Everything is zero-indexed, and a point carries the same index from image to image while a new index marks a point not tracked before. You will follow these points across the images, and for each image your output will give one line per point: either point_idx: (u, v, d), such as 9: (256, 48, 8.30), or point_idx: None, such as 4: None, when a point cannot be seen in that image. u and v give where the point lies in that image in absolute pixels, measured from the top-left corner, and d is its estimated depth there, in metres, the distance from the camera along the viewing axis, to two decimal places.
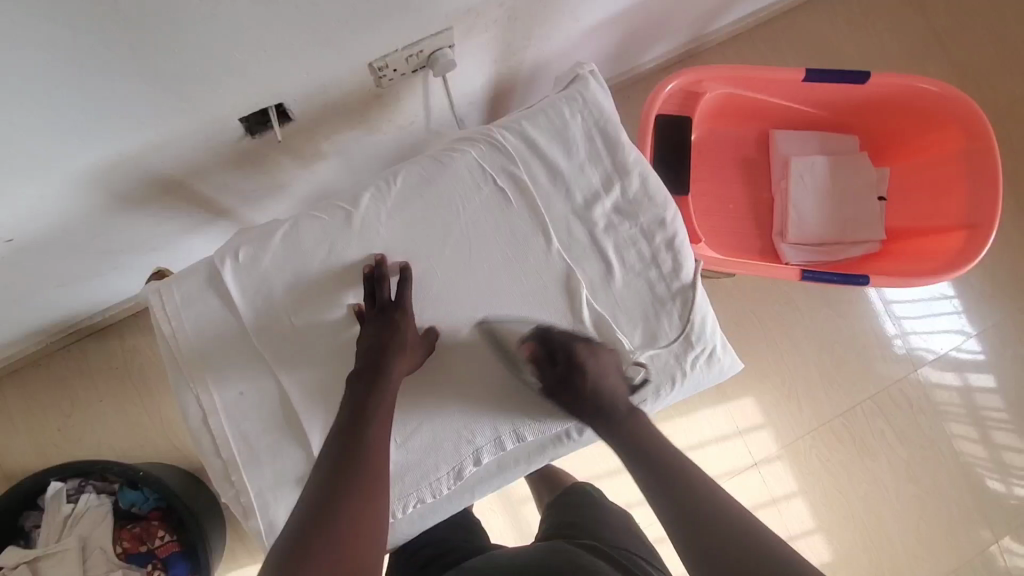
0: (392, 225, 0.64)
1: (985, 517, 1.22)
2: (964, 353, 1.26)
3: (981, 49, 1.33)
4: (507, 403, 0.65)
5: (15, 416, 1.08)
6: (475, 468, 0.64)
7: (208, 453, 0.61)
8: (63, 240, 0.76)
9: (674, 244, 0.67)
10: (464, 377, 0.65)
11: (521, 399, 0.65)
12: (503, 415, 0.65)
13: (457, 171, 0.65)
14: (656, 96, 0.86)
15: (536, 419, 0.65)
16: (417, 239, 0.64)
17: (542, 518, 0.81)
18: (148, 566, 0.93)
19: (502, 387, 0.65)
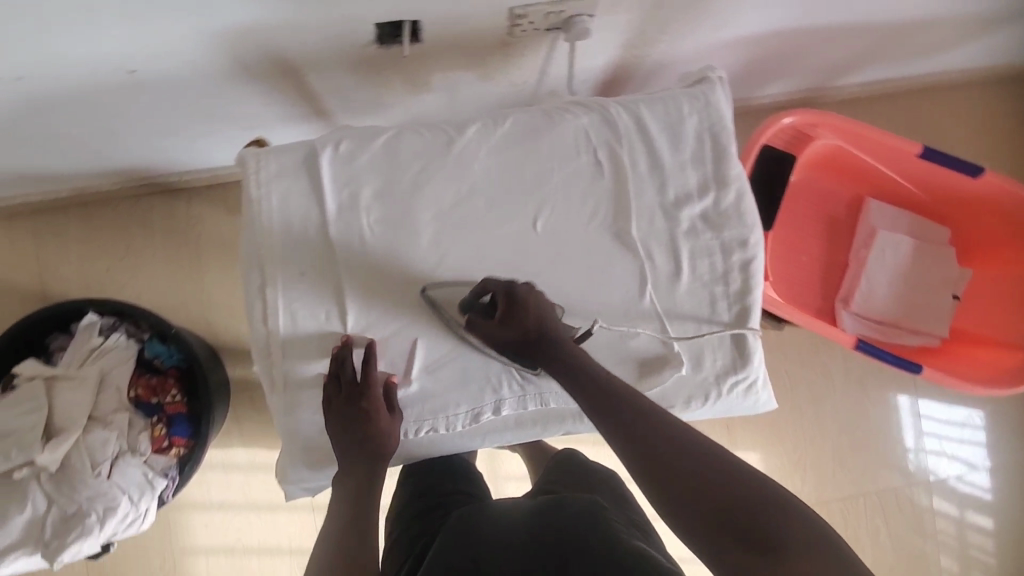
0: (487, 165, 0.65)
1: None
2: (971, 488, 1.22)
3: None
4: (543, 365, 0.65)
5: (72, 243, 1.14)
6: (492, 416, 0.65)
7: (255, 322, 0.63)
8: (175, 89, 0.79)
9: (749, 268, 0.66)
10: None
11: None
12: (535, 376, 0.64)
13: (563, 133, 0.65)
14: (768, 126, 0.86)
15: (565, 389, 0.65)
16: (506, 185, 0.65)
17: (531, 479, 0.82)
18: (152, 417, 0.97)
19: None
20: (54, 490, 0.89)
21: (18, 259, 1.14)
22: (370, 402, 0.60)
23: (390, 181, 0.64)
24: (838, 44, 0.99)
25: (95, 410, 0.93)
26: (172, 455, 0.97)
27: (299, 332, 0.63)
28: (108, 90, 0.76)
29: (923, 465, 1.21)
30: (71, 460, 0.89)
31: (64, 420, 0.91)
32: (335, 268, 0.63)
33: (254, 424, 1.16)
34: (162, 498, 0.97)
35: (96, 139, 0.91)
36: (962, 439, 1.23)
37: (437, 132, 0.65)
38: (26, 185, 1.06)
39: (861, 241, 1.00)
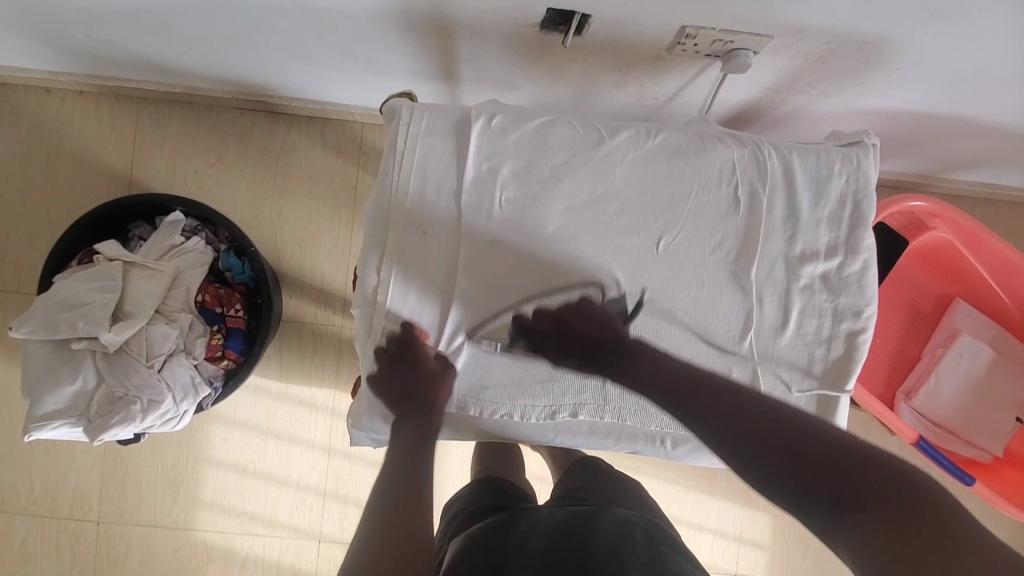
0: (626, 173, 0.65)
1: None
2: None
3: None
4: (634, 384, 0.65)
5: (168, 138, 1.16)
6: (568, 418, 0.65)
7: (368, 267, 0.64)
8: (330, 22, 0.79)
9: (855, 339, 0.66)
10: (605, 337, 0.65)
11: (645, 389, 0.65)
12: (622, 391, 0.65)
13: (709, 161, 0.65)
14: (890, 204, 0.85)
15: (646, 410, 0.64)
16: (640, 197, 0.65)
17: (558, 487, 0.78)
18: (212, 326, 0.99)
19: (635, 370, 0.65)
20: (106, 371, 0.91)
21: (115, 141, 1.16)
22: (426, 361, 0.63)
23: (532, 164, 0.65)
24: (970, 140, 0.98)
25: (162, 305, 0.95)
26: (221, 366, 0.99)
27: (406, 289, 0.63)
28: (269, 6, 0.77)
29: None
30: (129, 346, 0.91)
31: (133, 307, 0.93)
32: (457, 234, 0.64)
33: (294, 358, 1.17)
34: (200, 405, 0.98)
35: (231, 47, 0.91)
36: None
37: (586, 129, 0.66)
38: (143, 72, 1.07)
39: (940, 339, 0.99)
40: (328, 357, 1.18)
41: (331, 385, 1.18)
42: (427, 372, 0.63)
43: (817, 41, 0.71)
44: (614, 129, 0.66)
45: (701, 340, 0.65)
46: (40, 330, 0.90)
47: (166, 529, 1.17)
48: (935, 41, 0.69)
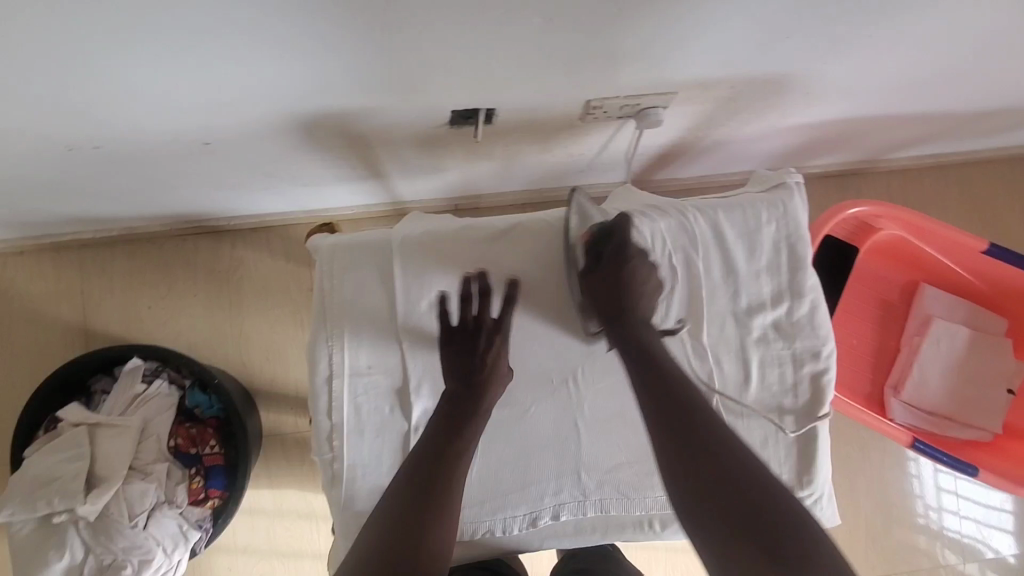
0: (561, 262, 0.64)
1: None
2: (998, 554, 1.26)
3: None
4: (609, 473, 0.64)
5: (115, 279, 1.15)
6: (550, 521, 0.63)
7: (319, 413, 0.62)
8: (243, 156, 0.78)
9: (820, 381, 0.65)
10: (569, 432, 0.64)
11: (621, 475, 0.64)
12: (600, 483, 0.64)
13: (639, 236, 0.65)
14: (831, 217, 0.85)
15: (626, 496, 0.64)
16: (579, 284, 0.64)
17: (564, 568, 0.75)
18: (190, 469, 0.96)
19: (608, 459, 0.64)
20: (92, 539, 0.88)
21: (63, 294, 1.14)
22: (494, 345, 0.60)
23: (468, 270, 0.63)
24: (898, 129, 0.99)
25: (136, 460, 0.93)
26: (207, 506, 0.96)
27: (362, 426, 0.62)
28: (180, 156, 0.76)
29: (941, 526, 1.26)
30: (109, 510, 0.89)
31: (106, 469, 0.90)
32: (403, 361, 0.63)
33: (282, 470, 1.16)
34: (194, 549, 0.96)
35: (152, 191, 0.90)
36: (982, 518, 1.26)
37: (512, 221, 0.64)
38: (76, 224, 1.06)
39: (913, 329, 0.99)
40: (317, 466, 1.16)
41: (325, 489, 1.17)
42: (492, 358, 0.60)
43: (721, 86, 0.71)
44: (541, 219, 0.65)
45: None
46: (18, 513, 0.87)
47: None
48: (834, 66, 0.70)
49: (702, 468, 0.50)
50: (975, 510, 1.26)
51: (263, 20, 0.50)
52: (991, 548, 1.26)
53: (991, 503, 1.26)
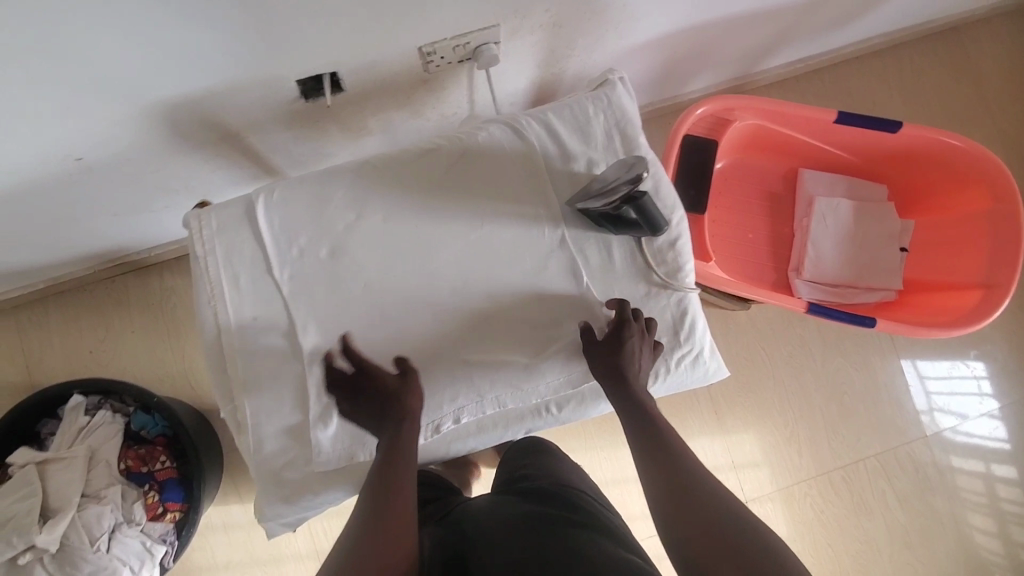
0: (414, 186, 0.69)
1: None
2: (980, 439, 1.30)
3: (1008, 134, 1.39)
4: (501, 371, 0.67)
5: (53, 332, 1.18)
6: (452, 426, 0.67)
7: (215, 369, 0.65)
8: (125, 169, 0.82)
9: (676, 246, 0.70)
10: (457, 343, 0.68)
11: (507, 372, 0.67)
12: (491, 381, 0.67)
13: (483, 147, 0.69)
14: (686, 117, 0.90)
15: (519, 389, 0.67)
16: (437, 205, 0.69)
17: (498, 465, 0.87)
18: (144, 486, 0.98)
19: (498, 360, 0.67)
20: (58, 570, 0.91)
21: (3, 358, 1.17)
22: (376, 376, 0.65)
23: (329, 213, 0.68)
24: (744, 35, 1.06)
25: (88, 487, 0.95)
26: (168, 521, 0.98)
27: (257, 375, 0.65)
28: (63, 181, 0.80)
29: (939, 427, 1.30)
30: (70, 538, 0.91)
31: (60, 500, 0.93)
32: (285, 307, 0.66)
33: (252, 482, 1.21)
34: (164, 566, 0.98)
35: (57, 229, 0.94)
36: (961, 404, 1.30)
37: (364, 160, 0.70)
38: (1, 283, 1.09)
39: (802, 211, 1.04)
40: None
41: None
42: (383, 389, 0.65)
43: (539, 11, 0.77)
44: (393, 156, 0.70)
45: (543, 314, 0.68)
46: None
47: None
48: None
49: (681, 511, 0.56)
50: (964, 403, 1.30)
51: (66, 9, 0.55)
52: (945, 429, 1.30)
53: (972, 385, 1.30)
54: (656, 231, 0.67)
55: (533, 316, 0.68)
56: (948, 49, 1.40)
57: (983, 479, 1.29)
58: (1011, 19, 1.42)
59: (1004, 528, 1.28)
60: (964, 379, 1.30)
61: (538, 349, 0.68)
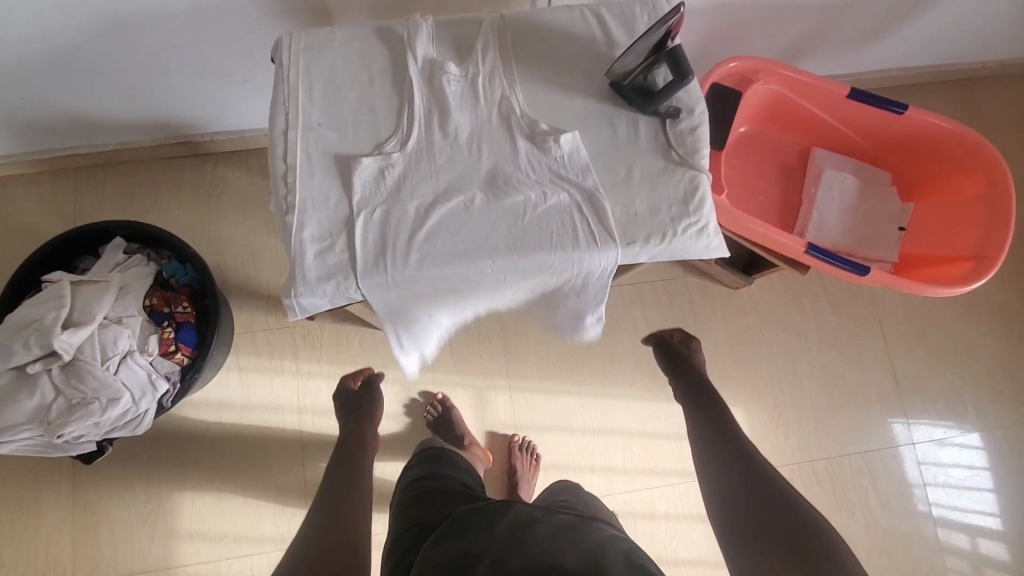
0: (496, 252, 0.72)
1: None
2: (969, 501, 1.29)
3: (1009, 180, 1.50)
4: (521, 242, 0.73)
5: (106, 195, 1.28)
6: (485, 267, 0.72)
7: (276, 159, 0.73)
8: (227, 20, 0.94)
9: (696, 132, 0.78)
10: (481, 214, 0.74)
11: (530, 239, 0.73)
12: (514, 243, 0.73)
13: (551, 211, 0.74)
14: (717, 69, 1.02)
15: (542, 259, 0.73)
16: (498, 227, 0.73)
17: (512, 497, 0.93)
18: (163, 324, 1.04)
19: (517, 234, 0.73)
20: (62, 382, 0.94)
21: (56, 209, 1.27)
22: None
23: (401, 54, 0.77)
24: (776, 26, 1.18)
25: (112, 312, 1.00)
26: (176, 361, 1.03)
27: (310, 169, 0.73)
28: (172, 17, 0.92)
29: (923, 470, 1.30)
30: (83, 351, 0.95)
31: (80, 315, 0.97)
32: (348, 123, 0.75)
33: (253, 369, 1.24)
34: (161, 405, 1.03)
35: (147, 78, 1.05)
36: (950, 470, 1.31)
37: (459, 196, 0.74)
38: (75, 135, 1.19)
39: (811, 183, 1.13)
40: (284, 359, 1.25)
41: (293, 386, 1.24)
42: None
43: None
44: (473, 177, 0.75)
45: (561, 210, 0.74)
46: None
47: (151, 572, 1.16)
48: None
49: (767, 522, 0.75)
50: (956, 471, 1.31)
51: None
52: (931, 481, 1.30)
53: (959, 404, 1.33)
54: (684, 77, 0.73)
55: (553, 210, 0.74)
56: (959, 98, 1.53)
57: (963, 500, 1.29)
58: (1019, 83, 1.55)
59: (978, 547, 1.27)
60: (952, 395, 1.34)
61: (553, 229, 0.73)
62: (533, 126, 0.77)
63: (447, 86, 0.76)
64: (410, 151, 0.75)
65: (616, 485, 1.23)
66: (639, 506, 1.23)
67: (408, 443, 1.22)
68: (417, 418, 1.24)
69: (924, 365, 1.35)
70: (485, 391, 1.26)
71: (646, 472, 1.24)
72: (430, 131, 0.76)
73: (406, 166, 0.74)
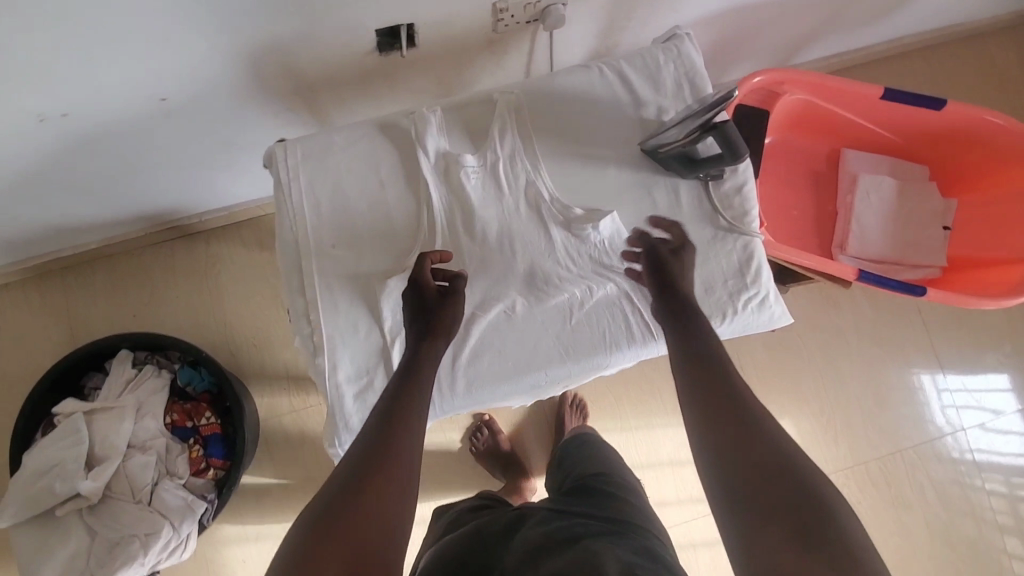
0: (543, 359, 0.67)
1: None
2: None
3: None
4: (573, 345, 0.68)
5: (99, 293, 1.20)
6: (540, 379, 0.68)
7: (294, 294, 0.66)
8: (203, 115, 0.85)
9: (743, 191, 0.71)
10: (524, 320, 0.68)
11: (581, 340, 0.68)
12: (564, 347, 0.68)
13: (598, 307, 0.69)
14: (741, 86, 0.93)
15: (595, 359, 0.68)
16: (544, 333, 0.68)
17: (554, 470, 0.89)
18: (189, 441, 0.99)
19: (566, 337, 0.68)
20: (98, 523, 0.91)
21: (49, 315, 1.19)
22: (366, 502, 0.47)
23: (410, 151, 0.69)
24: (790, 21, 1.09)
25: (133, 438, 0.96)
26: (209, 476, 0.98)
27: (333, 300, 0.66)
28: (142, 123, 0.83)
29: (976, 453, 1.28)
30: (114, 486, 0.92)
31: (104, 450, 0.93)
32: (365, 239, 0.68)
33: (285, 454, 1.19)
34: (202, 524, 0.96)
35: (124, 180, 0.97)
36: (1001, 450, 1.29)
37: (498, 306, 0.68)
38: (56, 240, 1.11)
39: (845, 190, 1.06)
40: (316, 438, 1.20)
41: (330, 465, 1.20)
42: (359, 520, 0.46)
43: None
44: (510, 280, 0.68)
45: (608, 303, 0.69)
46: (24, 510, 0.89)
47: None
48: None
49: (761, 475, 0.47)
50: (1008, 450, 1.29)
51: None
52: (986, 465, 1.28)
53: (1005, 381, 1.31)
54: (735, 159, 0.65)
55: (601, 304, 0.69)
56: (980, 52, 1.43)
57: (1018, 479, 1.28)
58: None
59: None
60: (998, 373, 1.31)
61: (602, 325, 0.69)
62: (565, 212, 0.69)
63: (465, 180, 0.68)
64: (438, 261, 0.68)
65: (671, 517, 1.22)
66: (696, 534, 1.21)
67: (456, 505, 1.19)
68: (461, 478, 1.20)
69: (968, 346, 1.31)
70: (526, 439, 1.22)
71: (698, 498, 1.23)
72: (455, 234, 0.69)
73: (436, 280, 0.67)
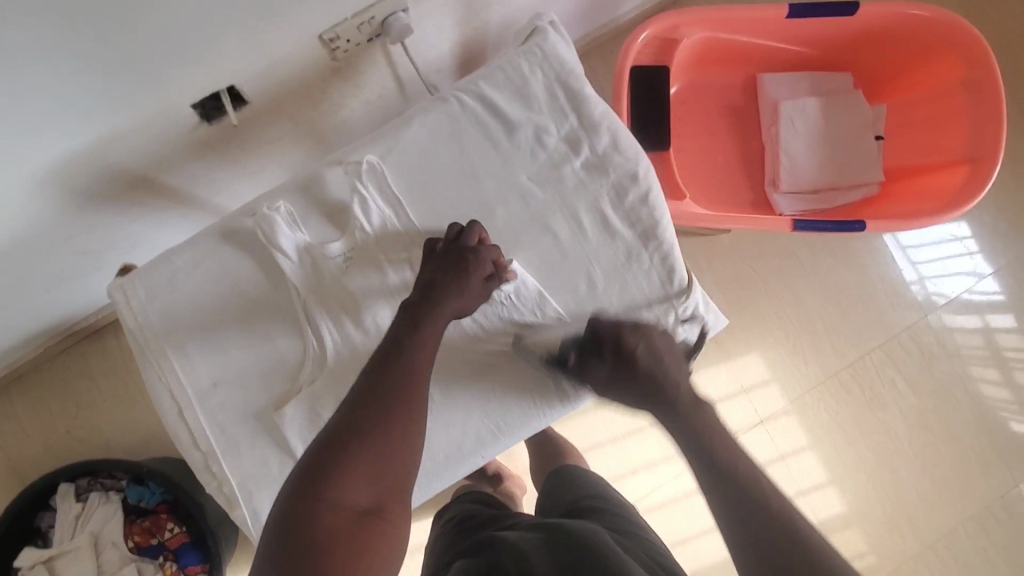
0: (473, 436, 0.64)
1: (1000, 456, 1.24)
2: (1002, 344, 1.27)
3: None
4: (504, 412, 0.64)
5: (21, 419, 1.10)
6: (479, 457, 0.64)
7: (188, 446, 0.60)
8: (36, 240, 0.75)
9: (649, 199, 0.65)
10: (447, 402, 0.63)
11: (514, 407, 0.64)
12: (496, 418, 0.64)
13: (521, 368, 0.64)
14: (630, 47, 0.82)
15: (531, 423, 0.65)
16: (470, 412, 0.63)
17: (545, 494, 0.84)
18: (160, 557, 0.96)
19: (497, 408, 0.64)
20: None
21: None
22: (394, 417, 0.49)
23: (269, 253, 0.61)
24: None
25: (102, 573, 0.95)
26: None
27: (232, 441, 0.60)
28: None
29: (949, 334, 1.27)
30: None
31: None
32: (247, 365, 0.61)
33: None
34: None
35: None
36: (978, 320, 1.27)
37: None
38: None
39: (767, 121, 0.98)
40: None
41: None
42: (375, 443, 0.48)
43: None
44: None
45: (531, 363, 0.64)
46: None
47: None
48: None
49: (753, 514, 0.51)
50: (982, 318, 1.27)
51: None
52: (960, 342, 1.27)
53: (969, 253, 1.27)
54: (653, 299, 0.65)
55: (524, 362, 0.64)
56: None
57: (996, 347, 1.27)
58: None
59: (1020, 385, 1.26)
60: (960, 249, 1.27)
61: (531, 387, 0.64)
62: None
63: (340, 271, 0.60)
64: (334, 369, 0.60)
65: (661, 477, 1.23)
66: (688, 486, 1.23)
67: None
68: None
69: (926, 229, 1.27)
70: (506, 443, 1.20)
71: None
72: (344, 334, 0.60)
73: (338, 390, 0.61)
